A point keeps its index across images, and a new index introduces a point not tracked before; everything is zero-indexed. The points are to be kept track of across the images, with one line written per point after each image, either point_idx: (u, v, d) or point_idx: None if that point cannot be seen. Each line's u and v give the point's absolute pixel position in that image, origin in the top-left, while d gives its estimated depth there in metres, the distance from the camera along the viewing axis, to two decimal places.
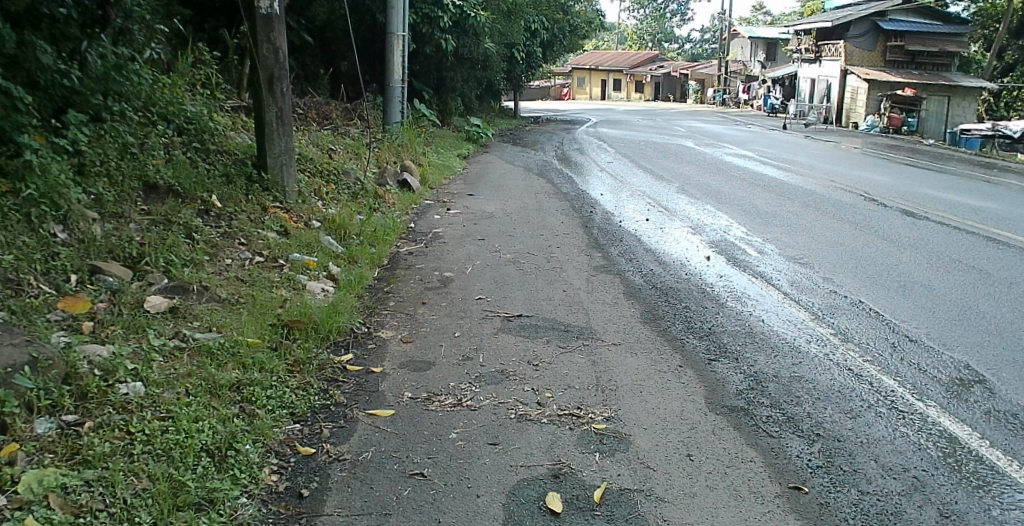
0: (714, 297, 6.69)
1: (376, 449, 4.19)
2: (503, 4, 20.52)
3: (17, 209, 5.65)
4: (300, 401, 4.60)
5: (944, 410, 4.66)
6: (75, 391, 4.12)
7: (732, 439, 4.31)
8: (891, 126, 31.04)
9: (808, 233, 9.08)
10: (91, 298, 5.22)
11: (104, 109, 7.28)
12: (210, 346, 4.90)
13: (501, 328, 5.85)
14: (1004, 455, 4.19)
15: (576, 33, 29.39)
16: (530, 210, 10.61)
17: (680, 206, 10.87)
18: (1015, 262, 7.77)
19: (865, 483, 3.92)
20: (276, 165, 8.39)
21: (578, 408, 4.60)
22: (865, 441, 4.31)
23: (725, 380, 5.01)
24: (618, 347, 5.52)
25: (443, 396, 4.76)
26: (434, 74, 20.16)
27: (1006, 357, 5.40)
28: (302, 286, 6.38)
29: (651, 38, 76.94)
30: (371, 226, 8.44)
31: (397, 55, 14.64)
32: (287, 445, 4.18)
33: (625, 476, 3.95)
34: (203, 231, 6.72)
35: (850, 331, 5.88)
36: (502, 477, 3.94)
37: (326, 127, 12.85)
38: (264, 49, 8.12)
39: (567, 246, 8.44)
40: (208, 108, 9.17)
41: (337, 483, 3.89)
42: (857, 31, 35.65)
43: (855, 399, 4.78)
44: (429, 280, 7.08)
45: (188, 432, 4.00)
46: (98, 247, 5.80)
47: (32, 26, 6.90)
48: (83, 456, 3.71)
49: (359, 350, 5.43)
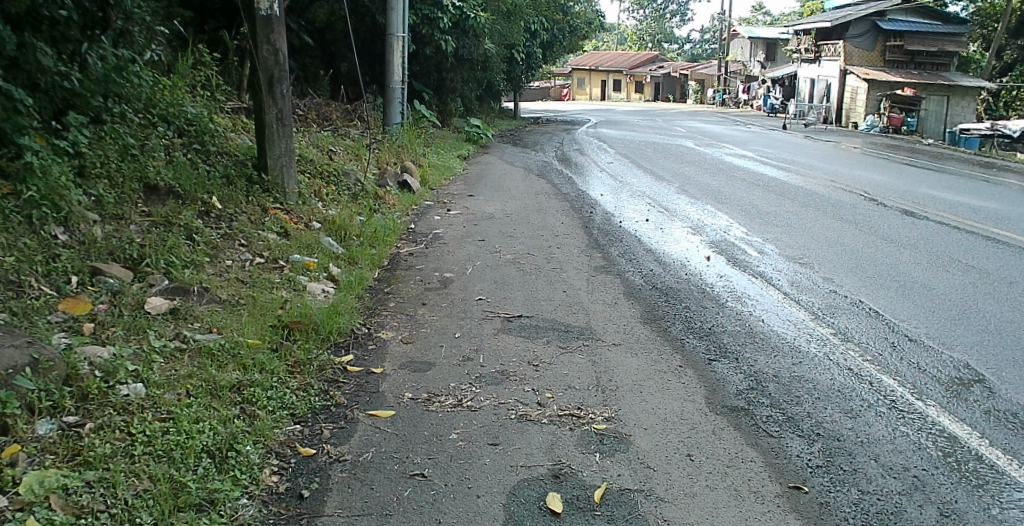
0: (714, 297, 6.69)
1: (376, 450, 4.19)
2: (503, 5, 20.54)
3: (18, 211, 5.66)
4: (301, 402, 4.60)
5: (944, 409, 4.67)
6: (76, 392, 4.13)
7: (732, 439, 4.31)
8: (891, 126, 31.08)
9: (808, 233, 9.08)
10: (92, 299, 5.23)
11: (104, 111, 7.32)
12: (210, 347, 4.91)
13: (501, 328, 5.85)
14: (1004, 454, 4.20)
15: (576, 34, 29.40)
16: (530, 210, 10.61)
17: (680, 207, 10.87)
18: (1015, 262, 7.78)
19: (865, 483, 3.92)
20: (276, 167, 8.40)
21: (578, 408, 4.61)
22: (865, 441, 4.31)
23: (725, 380, 5.01)
24: (618, 347, 5.52)
25: (443, 396, 4.76)
26: (434, 75, 20.20)
27: (1006, 356, 5.41)
28: (302, 287, 6.39)
29: (651, 39, 76.97)
30: (372, 228, 8.44)
31: (397, 56, 14.64)
32: (288, 446, 4.19)
33: (625, 476, 3.95)
34: (203, 232, 6.73)
35: (850, 331, 5.89)
36: (502, 477, 3.95)
37: (326, 128, 12.86)
38: (264, 51, 8.13)
39: (567, 247, 8.45)
40: (208, 110, 9.18)
41: (338, 484, 3.90)
42: (857, 31, 35.66)
43: (855, 399, 4.79)
44: (429, 281, 7.09)
45: (189, 433, 4.01)
46: (99, 249, 5.81)
47: (32, 27, 6.84)
48: (83, 457, 3.71)
49: (360, 351, 5.44)
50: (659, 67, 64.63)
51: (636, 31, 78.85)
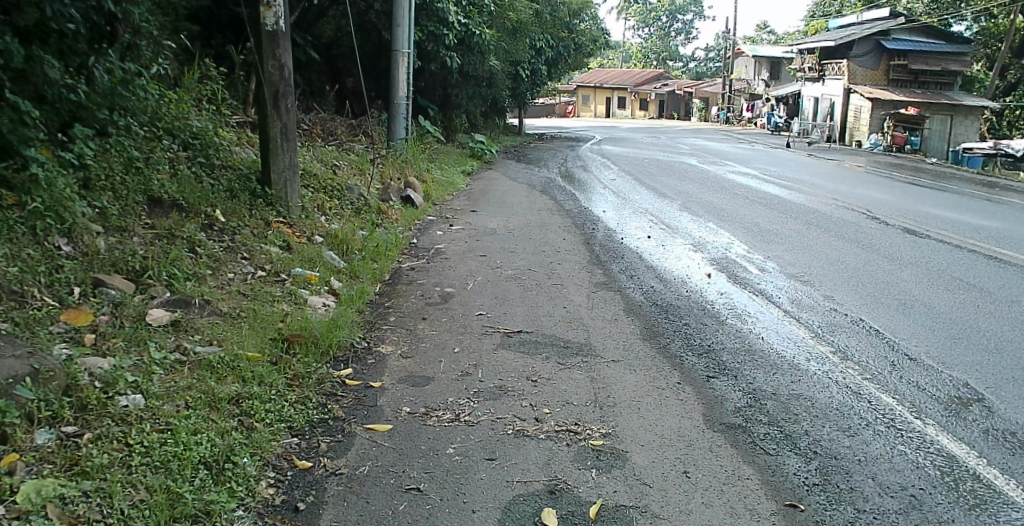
0: (714, 314, 6.70)
1: (373, 463, 4.20)
2: (509, 23, 20.65)
3: (22, 222, 5.72)
4: (299, 414, 4.61)
5: (942, 428, 4.67)
6: (75, 402, 4.15)
7: (728, 457, 4.31)
8: (896, 144, 31.42)
9: (808, 251, 9.11)
10: (95, 310, 5.28)
11: (110, 123, 7.39)
12: (210, 359, 4.93)
13: (501, 343, 5.87)
14: (1002, 474, 4.19)
15: (581, 51, 29.44)
16: (533, 226, 10.63)
17: (682, 224, 10.88)
18: (1017, 281, 7.77)
19: (862, 501, 3.92)
20: (279, 181, 8.44)
21: (575, 424, 4.61)
22: (862, 459, 4.31)
23: (723, 397, 5.02)
24: (616, 364, 5.52)
25: (441, 411, 4.77)
26: (439, 92, 20.32)
27: (1005, 375, 5.41)
28: (303, 300, 6.41)
29: (656, 57, 77.66)
30: (374, 242, 8.46)
31: (403, 71, 14.71)
32: (285, 459, 4.19)
33: (621, 493, 3.95)
34: (206, 245, 6.78)
35: (849, 350, 5.88)
36: (498, 492, 3.95)
37: (330, 142, 12.90)
38: (270, 65, 8.20)
39: (568, 263, 8.47)
40: (213, 124, 9.23)
41: (333, 497, 3.90)
42: (859, 50, 36.00)
43: (854, 417, 4.79)
44: (430, 296, 7.10)
45: (186, 444, 4.02)
46: (102, 260, 5.85)
47: (41, 40, 6.61)
48: (81, 467, 3.73)
49: (359, 365, 5.44)
50: (662, 86, 64.99)
51: (641, 49, 79.27)
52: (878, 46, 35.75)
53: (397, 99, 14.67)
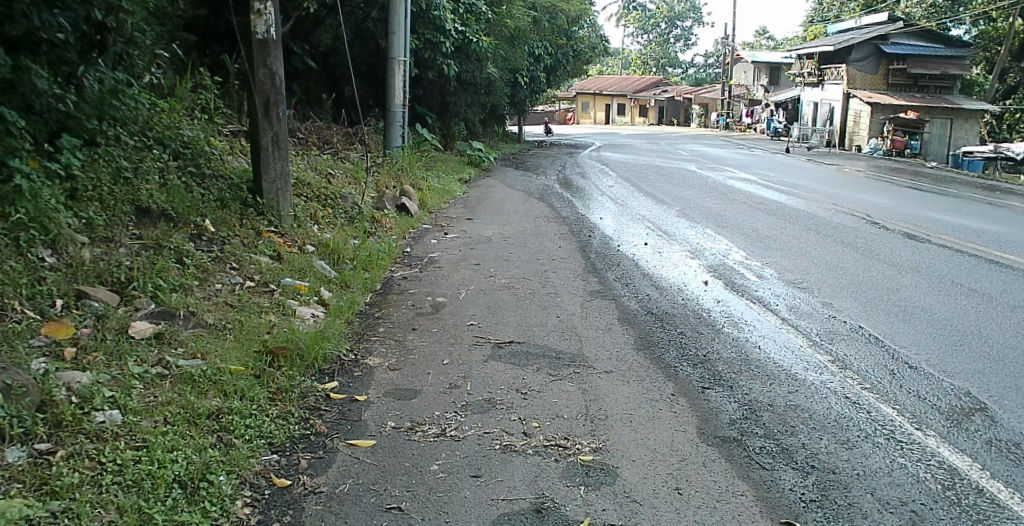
0: (711, 322, 6.57)
1: (354, 481, 4.06)
2: (507, 30, 20.57)
3: (6, 234, 5.60)
4: (279, 430, 4.48)
5: (943, 440, 4.52)
6: (50, 419, 4.03)
7: (722, 472, 4.17)
8: (896, 148, 31.20)
9: (806, 258, 8.98)
10: (76, 323, 5.15)
11: (98, 133, 7.25)
12: (193, 373, 4.80)
13: (491, 355, 5.73)
14: (1006, 487, 4.06)
15: (580, 58, 29.38)
16: (528, 234, 10.51)
17: (681, 231, 10.75)
18: (1018, 286, 7.66)
19: (860, 518, 3.78)
20: (271, 191, 8.31)
21: (565, 439, 4.47)
22: (860, 473, 4.17)
23: (718, 409, 4.88)
24: (609, 375, 5.39)
25: (426, 425, 4.63)
26: (438, 100, 20.21)
27: (1009, 383, 5.28)
28: (291, 311, 6.28)
29: (655, 64, 77.87)
30: (366, 251, 8.34)
31: (398, 78, 14.61)
32: (263, 477, 4.05)
33: (610, 511, 3.81)
34: (194, 255, 6.65)
35: (848, 359, 5.74)
36: (481, 511, 3.81)
37: (326, 151, 12.79)
38: (260, 74, 8.10)
39: (563, 271, 8.35)
40: (205, 133, 9.14)
41: (311, 517, 3.76)
42: (857, 55, 35.86)
43: (853, 429, 4.65)
44: (421, 305, 6.97)
45: (161, 462, 3.89)
46: (86, 272, 5.73)
47: (30, 50, 6.44)
48: (51, 486, 3.60)
49: (346, 378, 5.31)
50: (662, 93, 65.12)
51: (640, 57, 79.36)
52: (877, 50, 35.69)
53: (392, 107, 14.58)
